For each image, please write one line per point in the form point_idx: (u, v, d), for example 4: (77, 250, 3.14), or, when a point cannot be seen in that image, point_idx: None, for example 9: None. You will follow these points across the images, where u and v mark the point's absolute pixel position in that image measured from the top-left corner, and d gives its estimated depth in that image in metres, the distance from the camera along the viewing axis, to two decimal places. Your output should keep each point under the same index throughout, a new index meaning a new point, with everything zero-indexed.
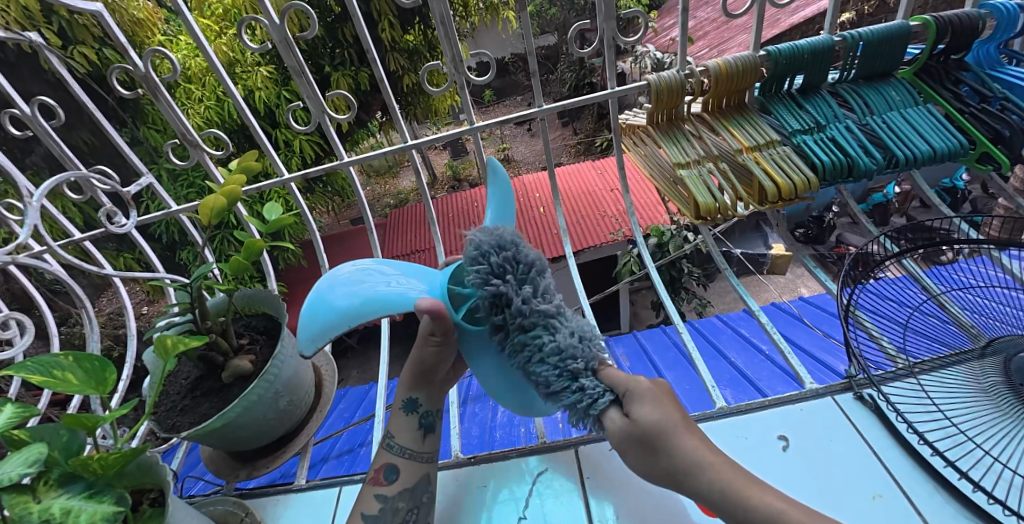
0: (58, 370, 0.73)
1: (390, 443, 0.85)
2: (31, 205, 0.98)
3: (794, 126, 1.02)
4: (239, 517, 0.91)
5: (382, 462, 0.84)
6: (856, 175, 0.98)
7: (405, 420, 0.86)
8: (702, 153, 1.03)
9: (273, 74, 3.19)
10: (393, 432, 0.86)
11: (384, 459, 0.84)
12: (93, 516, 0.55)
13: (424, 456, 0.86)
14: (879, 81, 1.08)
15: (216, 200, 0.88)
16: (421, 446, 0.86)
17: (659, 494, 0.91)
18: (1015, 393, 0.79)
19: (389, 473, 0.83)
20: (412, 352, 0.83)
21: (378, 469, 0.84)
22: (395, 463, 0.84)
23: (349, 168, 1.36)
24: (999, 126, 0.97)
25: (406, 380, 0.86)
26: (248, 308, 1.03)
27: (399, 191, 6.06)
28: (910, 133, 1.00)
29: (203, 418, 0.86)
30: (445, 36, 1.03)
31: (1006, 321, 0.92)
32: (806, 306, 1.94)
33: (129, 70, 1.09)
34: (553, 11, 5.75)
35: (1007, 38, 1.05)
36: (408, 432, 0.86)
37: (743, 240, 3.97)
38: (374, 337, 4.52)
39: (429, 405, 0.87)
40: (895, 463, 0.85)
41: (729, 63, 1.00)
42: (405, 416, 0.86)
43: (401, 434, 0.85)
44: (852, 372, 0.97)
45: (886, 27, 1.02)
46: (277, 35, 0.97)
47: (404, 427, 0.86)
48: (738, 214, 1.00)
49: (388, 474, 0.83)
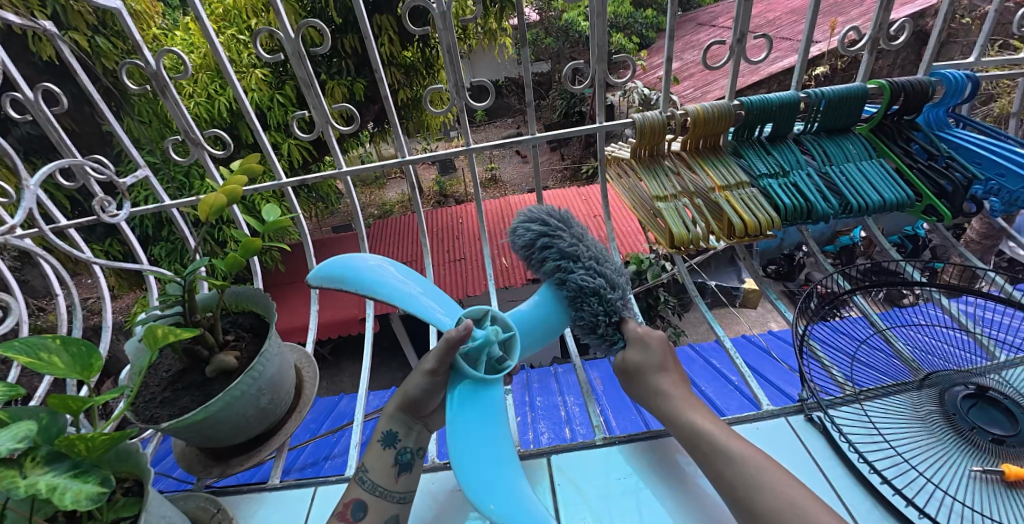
0: (44, 352, 0.74)
1: (363, 476, 0.83)
2: (27, 188, 1.00)
3: (762, 170, 1.11)
4: (211, 513, 0.92)
5: (351, 496, 0.82)
6: (814, 218, 1.07)
7: (382, 455, 0.84)
8: (679, 189, 1.10)
9: (269, 77, 3.22)
10: (368, 465, 0.84)
11: (353, 494, 0.82)
12: (79, 494, 0.57)
13: (395, 496, 0.83)
14: (839, 135, 1.19)
15: (217, 199, 0.91)
16: (394, 486, 0.84)
17: (621, 504, 0.97)
18: (949, 422, 0.88)
19: (357, 510, 0.81)
20: (402, 383, 0.86)
21: (347, 502, 0.81)
22: (365, 499, 0.82)
23: (346, 176, 1.40)
24: (943, 182, 1.08)
25: (392, 411, 0.86)
26: (238, 305, 1.05)
27: (383, 202, 6.07)
28: (863, 183, 1.10)
29: (183, 410, 0.87)
30: (450, 62, 1.09)
31: (942, 359, 1.02)
32: (773, 340, 2.04)
33: (140, 64, 1.12)
34: (548, 41, 5.96)
35: (953, 104, 1.18)
36: (383, 468, 0.84)
37: (717, 273, 4.12)
38: (348, 348, 4.46)
39: (407, 441, 0.86)
40: (840, 481, 0.91)
41: (706, 109, 1.10)
42: (381, 450, 0.85)
43: (374, 468, 0.83)
44: (804, 396, 1.04)
45: (847, 88, 1.13)
46: (291, 48, 1.02)
47: (379, 462, 0.84)
48: (709, 246, 1.08)
49: (356, 510, 0.81)
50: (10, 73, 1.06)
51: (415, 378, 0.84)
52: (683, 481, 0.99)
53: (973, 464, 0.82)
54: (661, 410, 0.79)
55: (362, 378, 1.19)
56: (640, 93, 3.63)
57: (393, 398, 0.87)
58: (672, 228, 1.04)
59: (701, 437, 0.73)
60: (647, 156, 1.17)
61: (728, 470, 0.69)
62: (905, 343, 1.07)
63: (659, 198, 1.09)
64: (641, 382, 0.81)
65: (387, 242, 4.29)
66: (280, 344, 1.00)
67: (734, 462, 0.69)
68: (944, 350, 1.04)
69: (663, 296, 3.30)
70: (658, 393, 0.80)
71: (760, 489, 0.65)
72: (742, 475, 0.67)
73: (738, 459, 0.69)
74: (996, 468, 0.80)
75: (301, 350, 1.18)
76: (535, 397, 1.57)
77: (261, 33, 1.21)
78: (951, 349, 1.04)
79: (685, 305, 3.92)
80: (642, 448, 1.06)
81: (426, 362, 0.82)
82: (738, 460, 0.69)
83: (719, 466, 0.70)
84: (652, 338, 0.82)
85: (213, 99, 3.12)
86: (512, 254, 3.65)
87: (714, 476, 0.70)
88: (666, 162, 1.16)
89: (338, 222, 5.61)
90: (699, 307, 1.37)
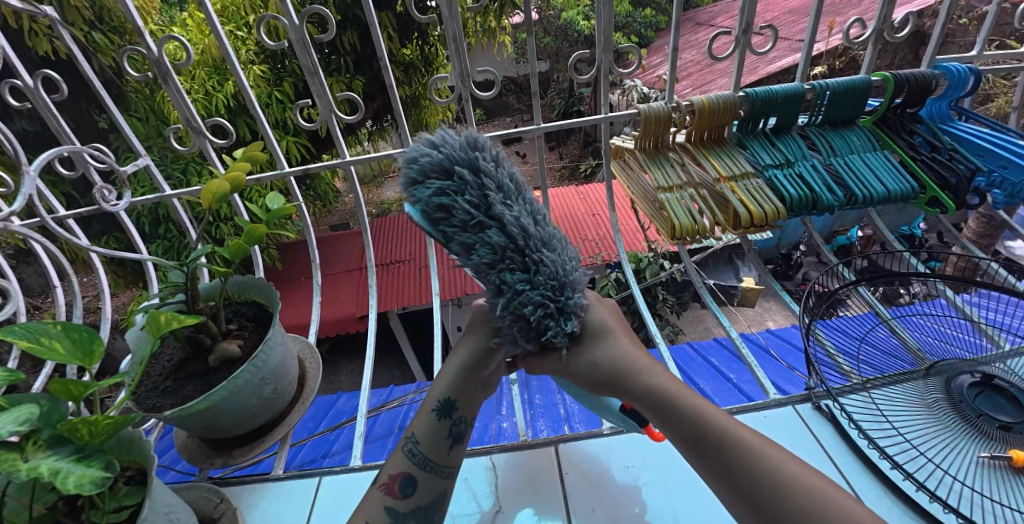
0: (46, 338, 0.74)
1: (413, 449, 0.79)
2: (27, 174, 0.99)
3: (767, 161, 1.11)
4: (214, 503, 0.91)
5: (398, 471, 0.78)
6: (819, 209, 1.07)
7: (436, 425, 0.78)
8: (684, 180, 1.10)
9: (268, 74, 3.20)
10: (418, 436, 0.79)
11: (399, 467, 0.78)
12: (81, 479, 0.56)
13: (445, 471, 0.80)
14: (843, 127, 1.19)
15: (219, 186, 0.91)
16: (446, 460, 0.80)
17: (628, 491, 0.99)
18: (955, 409, 0.89)
19: (406, 486, 0.77)
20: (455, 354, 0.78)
21: (394, 475, 0.78)
22: (413, 474, 0.78)
23: (349, 167, 1.39)
24: (948, 174, 1.08)
25: (450, 380, 0.78)
26: (241, 294, 1.04)
27: (382, 200, 6.07)
28: (868, 174, 1.10)
29: (185, 399, 0.86)
30: (455, 52, 1.09)
31: (947, 348, 1.03)
32: (773, 338, 2.04)
33: (142, 52, 1.11)
34: (547, 40, 5.97)
35: (956, 97, 1.18)
36: (436, 441, 0.79)
37: (715, 272, 4.14)
38: (347, 346, 4.45)
39: (463, 412, 0.80)
40: (848, 467, 0.91)
41: (711, 101, 1.10)
42: (437, 421, 0.79)
43: (426, 440, 0.78)
44: (811, 383, 1.03)
45: (851, 80, 1.13)
46: (295, 35, 1.02)
47: (434, 435, 0.78)
48: (713, 237, 1.07)
49: (405, 487, 0.77)
50: (10, 60, 1.05)
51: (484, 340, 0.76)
52: (680, 479, 1.00)
53: (982, 450, 0.82)
54: (650, 387, 0.63)
55: (365, 372, 1.19)
56: (639, 91, 3.63)
57: (451, 368, 0.79)
58: (677, 219, 1.03)
59: (705, 425, 0.61)
60: (653, 147, 1.17)
61: (746, 476, 0.57)
62: (911, 333, 1.08)
63: (664, 189, 1.09)
64: (614, 362, 0.65)
65: (386, 240, 4.29)
66: (284, 333, 0.99)
67: (763, 466, 0.57)
68: (949, 338, 1.05)
69: (662, 293, 3.31)
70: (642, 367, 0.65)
71: (793, 498, 0.55)
72: (771, 477, 0.56)
73: (755, 460, 0.58)
74: (1005, 454, 0.80)
75: (303, 341, 1.17)
76: (535, 395, 1.52)
77: (265, 21, 1.21)
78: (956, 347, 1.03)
79: (684, 303, 3.94)
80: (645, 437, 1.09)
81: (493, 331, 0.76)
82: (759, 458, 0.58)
83: (739, 468, 0.58)
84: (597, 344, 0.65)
85: (211, 95, 3.10)
86: None
87: (723, 480, 0.59)
88: (671, 154, 1.16)
89: (336, 220, 5.60)
90: (704, 301, 1.35)
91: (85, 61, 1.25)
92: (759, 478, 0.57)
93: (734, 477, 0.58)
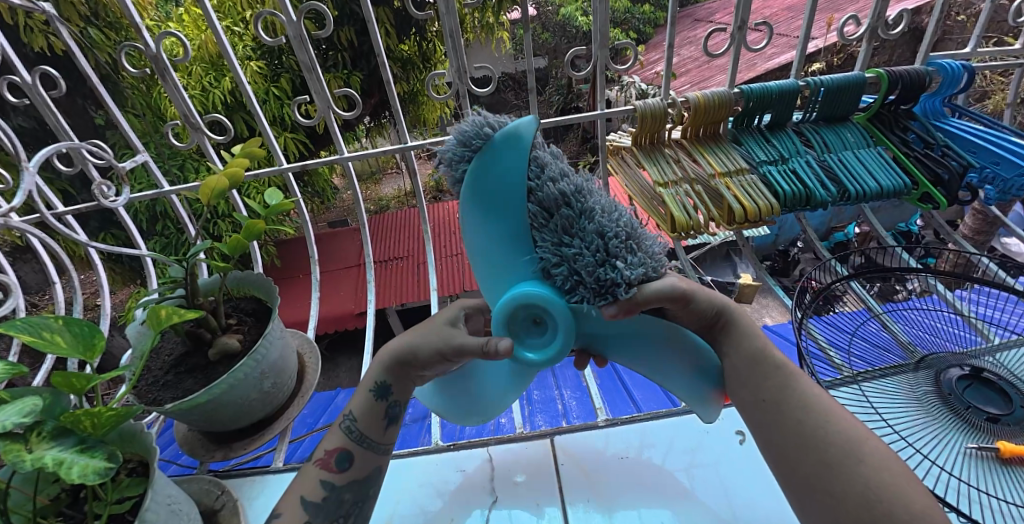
0: (47, 332, 0.74)
1: (350, 426, 0.81)
2: (26, 171, 0.99)
3: (761, 157, 1.12)
4: (215, 495, 0.92)
5: (336, 447, 0.80)
6: (813, 205, 1.08)
7: (374, 406, 0.81)
8: (680, 176, 1.11)
9: (265, 70, 3.19)
10: (356, 414, 0.81)
11: (338, 443, 0.81)
12: (85, 469, 0.57)
13: (379, 448, 0.83)
14: (838, 123, 1.20)
15: (218, 181, 0.91)
16: (381, 438, 0.83)
17: (624, 482, 1.01)
18: (944, 401, 0.90)
19: (342, 461, 0.80)
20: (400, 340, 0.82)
21: (331, 452, 0.80)
22: (351, 450, 0.81)
23: (346, 163, 1.40)
24: (940, 170, 1.09)
25: (388, 362, 0.81)
26: (240, 290, 1.05)
27: (380, 197, 6.08)
28: (861, 170, 1.11)
29: (186, 393, 0.87)
30: (452, 49, 1.09)
31: (936, 341, 1.05)
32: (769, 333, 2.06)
33: (140, 49, 1.12)
34: (546, 36, 5.96)
35: (949, 94, 1.19)
36: (372, 418, 0.82)
37: (713, 268, 4.16)
38: (346, 342, 4.47)
39: (399, 396, 0.83)
40: None
41: (707, 97, 1.11)
42: (374, 400, 0.82)
43: (363, 417, 0.81)
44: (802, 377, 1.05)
45: (845, 77, 1.14)
46: (293, 31, 1.02)
47: (370, 413, 0.82)
48: (709, 233, 1.08)
49: (341, 461, 0.80)
50: (8, 57, 1.05)
51: (434, 330, 0.78)
52: (677, 471, 1.01)
53: (969, 442, 0.83)
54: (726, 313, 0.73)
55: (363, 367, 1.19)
56: (637, 87, 3.63)
57: (391, 346, 0.82)
58: (673, 214, 1.04)
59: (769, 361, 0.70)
60: (648, 144, 1.18)
61: (796, 402, 0.67)
62: (900, 325, 1.10)
63: (661, 184, 1.10)
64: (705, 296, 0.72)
65: (384, 236, 4.29)
66: (283, 328, 1.00)
67: (811, 399, 0.67)
68: (940, 334, 1.07)
69: None
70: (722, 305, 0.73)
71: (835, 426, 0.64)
72: (810, 408, 0.66)
73: (804, 392, 0.67)
74: (991, 445, 0.82)
75: (302, 336, 1.18)
76: (532, 390, 1.53)
77: (262, 18, 1.21)
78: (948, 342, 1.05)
79: None
80: (639, 430, 1.10)
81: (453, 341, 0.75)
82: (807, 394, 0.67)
83: (788, 393, 0.68)
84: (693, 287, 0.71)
85: (208, 91, 3.09)
86: None
87: (773, 400, 0.68)
88: (666, 150, 1.17)
89: (335, 216, 5.60)
90: None
91: (83, 57, 1.26)
92: (807, 412, 0.66)
93: (784, 399, 0.67)
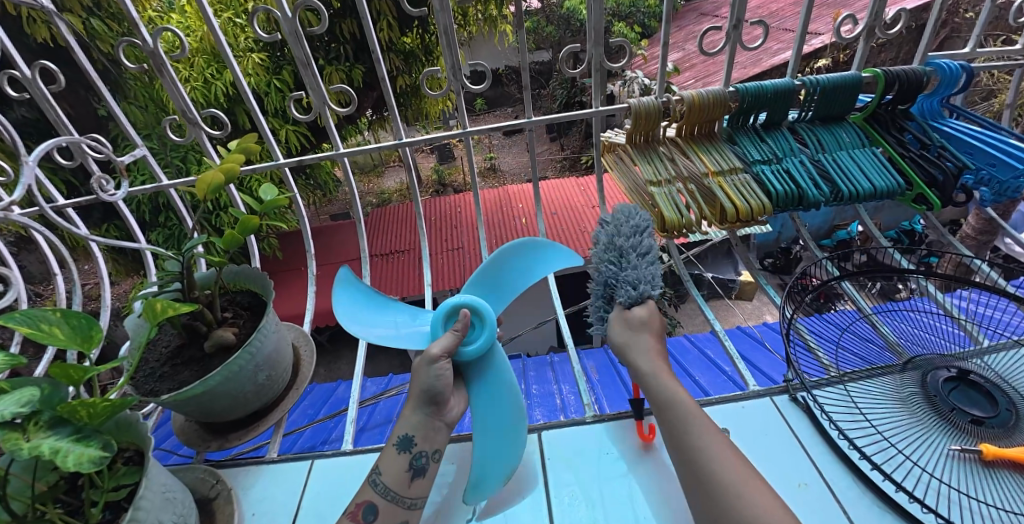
0: (46, 324, 0.76)
1: (375, 478, 0.83)
2: (25, 166, 1.00)
3: (755, 156, 1.12)
4: (211, 484, 0.94)
5: (363, 499, 0.81)
6: (806, 205, 1.09)
7: (397, 459, 0.84)
8: (673, 174, 1.11)
9: (266, 62, 3.19)
10: (382, 467, 0.83)
11: (365, 495, 0.82)
12: (81, 457, 0.59)
13: (406, 501, 0.84)
14: (833, 123, 1.20)
15: (214, 177, 0.93)
16: (407, 490, 0.84)
17: (609, 477, 1.02)
18: (930, 403, 0.91)
19: (368, 512, 0.81)
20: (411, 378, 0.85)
21: (358, 503, 0.81)
22: (377, 502, 0.82)
23: (343, 158, 1.41)
24: (935, 171, 1.09)
25: (412, 415, 0.85)
26: (236, 284, 1.07)
27: (383, 190, 6.09)
28: (855, 170, 1.11)
29: (182, 384, 0.89)
30: (447, 45, 1.09)
31: (924, 343, 1.05)
32: (768, 331, 2.07)
33: (138, 44, 1.12)
34: (549, 29, 5.92)
35: (947, 94, 1.19)
36: (396, 472, 0.83)
37: (715, 265, 4.17)
38: (346, 335, 4.49)
39: (422, 446, 0.85)
40: (822, 459, 0.94)
41: (701, 96, 1.11)
42: (397, 454, 0.84)
43: (390, 472, 0.83)
44: (790, 376, 1.05)
45: (843, 76, 1.14)
46: (288, 27, 1.03)
47: (393, 463, 0.84)
48: (701, 231, 1.09)
49: (367, 513, 0.81)
50: (7, 51, 1.06)
51: (420, 369, 0.83)
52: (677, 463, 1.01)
53: (952, 443, 0.85)
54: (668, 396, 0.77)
55: (359, 359, 1.21)
56: (640, 83, 3.59)
57: (411, 400, 0.86)
58: (665, 213, 1.04)
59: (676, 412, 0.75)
60: (642, 142, 1.18)
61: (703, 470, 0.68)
62: (890, 327, 1.10)
63: (654, 183, 1.10)
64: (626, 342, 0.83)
65: (386, 230, 4.31)
66: (278, 322, 1.01)
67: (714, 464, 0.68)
68: (930, 333, 1.08)
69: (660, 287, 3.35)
70: (639, 352, 0.82)
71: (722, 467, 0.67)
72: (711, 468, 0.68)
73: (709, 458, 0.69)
74: (974, 447, 0.83)
75: (297, 330, 1.19)
76: (532, 385, 1.54)
77: (259, 12, 1.21)
78: (936, 343, 1.05)
79: (681, 297, 3.97)
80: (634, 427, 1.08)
81: (432, 350, 0.83)
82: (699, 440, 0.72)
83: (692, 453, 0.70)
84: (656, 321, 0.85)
85: (210, 83, 3.10)
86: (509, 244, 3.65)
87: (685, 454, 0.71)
88: (661, 148, 1.17)
89: (337, 209, 5.63)
90: (691, 295, 1.34)
91: (82, 51, 1.27)
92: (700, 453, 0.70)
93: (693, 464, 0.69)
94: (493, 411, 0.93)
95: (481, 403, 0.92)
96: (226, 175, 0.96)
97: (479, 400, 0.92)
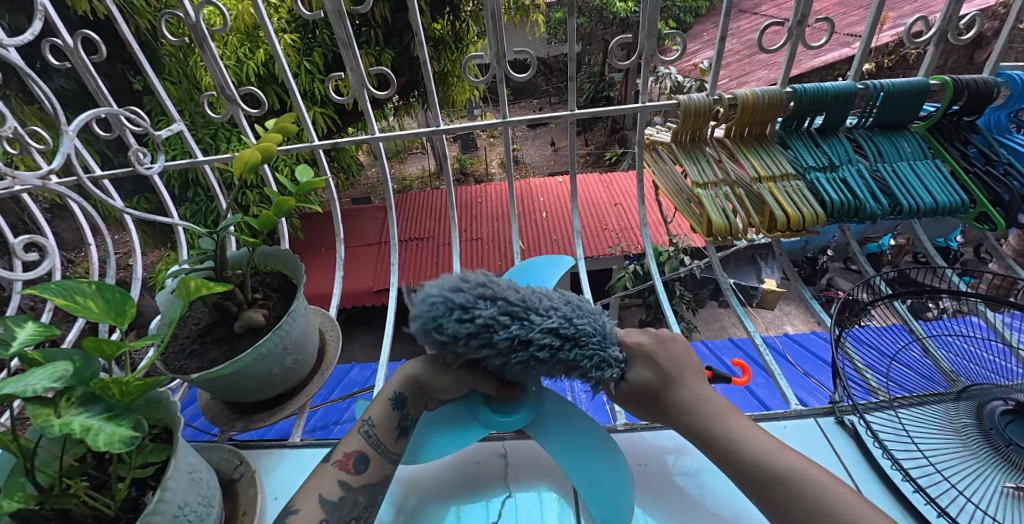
0: (80, 296, 0.75)
1: (367, 430, 0.82)
2: (65, 135, 0.99)
3: (810, 163, 1.07)
4: (233, 464, 0.94)
5: (353, 448, 0.80)
6: (861, 217, 1.03)
7: (390, 413, 0.82)
8: (720, 177, 1.07)
9: (298, 43, 3.19)
10: (374, 418, 0.82)
11: (355, 445, 0.81)
12: (112, 436, 0.58)
13: (394, 459, 0.83)
14: (894, 131, 1.14)
15: (252, 154, 0.91)
16: (395, 446, 0.83)
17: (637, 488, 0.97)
18: (985, 436, 0.86)
19: (359, 464, 0.79)
20: (441, 360, 0.86)
21: (349, 453, 0.80)
22: (368, 453, 0.81)
23: (376, 142, 1.39)
24: (1000, 190, 1.02)
25: (411, 375, 0.85)
26: (267, 265, 1.06)
27: (404, 176, 6.10)
28: (915, 183, 1.05)
29: (211, 363, 0.88)
30: (492, 29, 1.05)
31: (979, 370, 1.00)
32: (791, 342, 2.02)
33: (179, 16, 1.11)
34: (581, 21, 5.81)
35: (1016, 109, 1.11)
36: (389, 426, 0.82)
37: (737, 271, 4.09)
38: (361, 317, 4.53)
39: (412, 408, 0.85)
40: (869, 487, 0.90)
41: (757, 95, 1.06)
42: (389, 405, 0.83)
43: (381, 422, 0.82)
44: (836, 398, 1.01)
45: (908, 82, 1.08)
46: (331, 5, 1.00)
47: (386, 418, 0.82)
48: (747, 238, 1.04)
49: (359, 464, 0.79)
50: (50, 18, 1.05)
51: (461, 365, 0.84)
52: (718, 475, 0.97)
53: (1007, 481, 0.80)
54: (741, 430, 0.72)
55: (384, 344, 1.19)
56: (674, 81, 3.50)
57: (418, 361, 0.86)
58: (712, 216, 1.00)
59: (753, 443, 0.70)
60: (689, 141, 1.13)
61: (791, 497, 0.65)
62: (943, 352, 1.05)
63: (700, 185, 1.05)
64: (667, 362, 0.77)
65: (406, 216, 4.30)
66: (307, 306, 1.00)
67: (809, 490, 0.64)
68: (982, 362, 1.01)
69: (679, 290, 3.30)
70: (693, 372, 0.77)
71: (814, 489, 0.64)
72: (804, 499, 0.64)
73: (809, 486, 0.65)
74: None
75: (324, 314, 1.18)
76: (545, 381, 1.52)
77: None
78: (987, 374, 0.99)
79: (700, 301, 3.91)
80: (666, 436, 1.04)
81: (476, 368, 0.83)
82: (775, 450, 0.69)
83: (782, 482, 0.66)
84: (666, 334, 0.78)
85: (243, 62, 3.12)
86: (529, 237, 3.62)
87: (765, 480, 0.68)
88: (708, 148, 1.12)
89: (359, 192, 5.66)
90: (728, 303, 1.28)
91: (125, 22, 1.26)
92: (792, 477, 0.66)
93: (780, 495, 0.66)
94: (448, 432, 0.92)
95: (453, 422, 0.92)
96: (263, 154, 0.95)
97: (456, 422, 0.92)
